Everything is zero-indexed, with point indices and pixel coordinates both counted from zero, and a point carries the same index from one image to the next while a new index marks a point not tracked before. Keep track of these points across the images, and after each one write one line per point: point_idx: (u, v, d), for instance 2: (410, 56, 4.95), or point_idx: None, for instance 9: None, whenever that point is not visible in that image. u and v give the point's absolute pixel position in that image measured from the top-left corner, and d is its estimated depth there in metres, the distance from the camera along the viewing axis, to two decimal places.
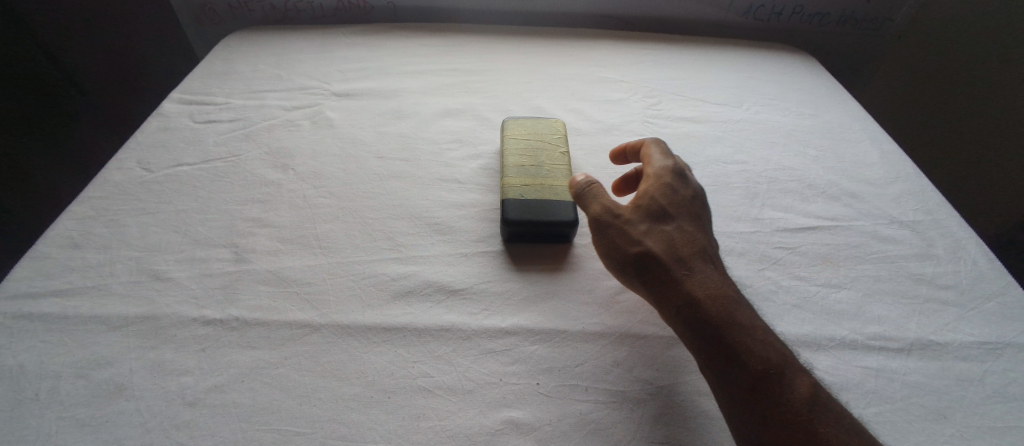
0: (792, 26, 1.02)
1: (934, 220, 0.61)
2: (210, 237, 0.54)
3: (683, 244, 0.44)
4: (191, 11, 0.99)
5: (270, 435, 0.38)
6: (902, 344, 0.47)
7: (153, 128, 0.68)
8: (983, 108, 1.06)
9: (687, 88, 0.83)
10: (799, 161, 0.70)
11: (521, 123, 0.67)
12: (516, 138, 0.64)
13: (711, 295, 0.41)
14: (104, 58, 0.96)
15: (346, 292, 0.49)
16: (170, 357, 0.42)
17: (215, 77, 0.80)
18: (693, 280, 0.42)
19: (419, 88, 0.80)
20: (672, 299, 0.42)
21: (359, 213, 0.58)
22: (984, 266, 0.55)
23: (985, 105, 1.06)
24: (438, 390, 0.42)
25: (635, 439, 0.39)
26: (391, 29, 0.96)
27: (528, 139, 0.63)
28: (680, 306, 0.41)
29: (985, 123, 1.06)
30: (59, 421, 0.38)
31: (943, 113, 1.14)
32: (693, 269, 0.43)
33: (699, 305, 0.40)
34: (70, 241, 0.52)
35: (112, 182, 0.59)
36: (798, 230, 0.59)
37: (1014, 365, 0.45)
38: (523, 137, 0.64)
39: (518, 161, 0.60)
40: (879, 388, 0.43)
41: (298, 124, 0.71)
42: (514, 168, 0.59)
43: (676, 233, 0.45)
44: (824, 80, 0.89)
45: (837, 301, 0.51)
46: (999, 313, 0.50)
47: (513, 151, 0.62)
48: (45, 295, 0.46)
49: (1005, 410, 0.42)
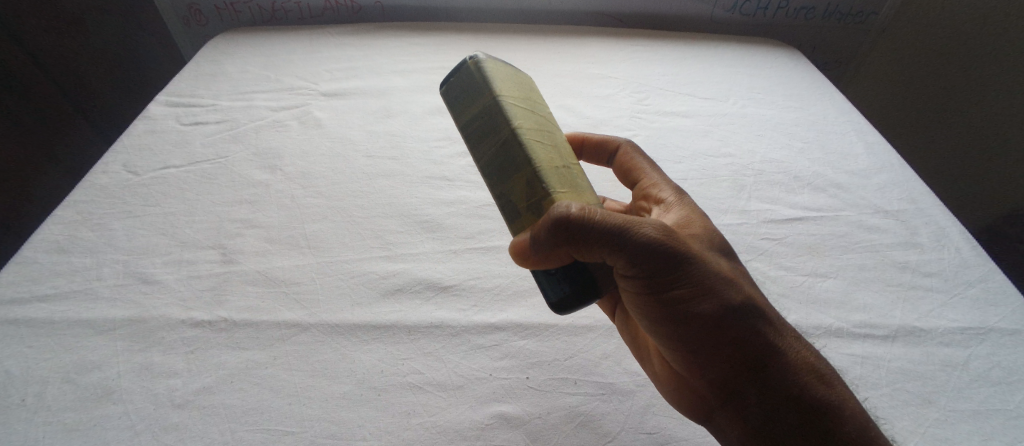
0: (777, 20, 1.03)
1: (918, 209, 0.62)
2: (198, 239, 0.53)
3: (744, 280, 0.37)
4: (176, 15, 1.02)
5: (259, 435, 0.38)
6: (887, 331, 0.48)
7: (140, 131, 0.68)
8: (982, 86, 1.04)
9: (675, 83, 0.84)
10: (785, 153, 0.71)
11: (501, 82, 0.39)
12: (523, 109, 0.38)
13: (811, 367, 0.34)
14: (94, 62, 0.91)
15: (335, 290, 0.49)
16: (157, 360, 0.42)
17: (203, 79, 0.80)
18: (787, 340, 0.35)
19: (408, 87, 0.80)
20: (770, 373, 0.34)
21: (347, 213, 0.58)
22: (967, 253, 0.55)
23: (985, 82, 1.04)
24: (427, 386, 0.42)
25: (625, 430, 0.40)
26: (381, 27, 0.96)
27: (535, 112, 0.39)
28: (780, 383, 0.33)
29: (985, 102, 1.05)
30: (47, 426, 0.38)
31: (943, 105, 1.13)
32: (771, 312, 0.36)
33: (809, 387, 0.33)
34: (55, 245, 0.51)
35: (97, 186, 0.59)
36: (785, 221, 0.59)
37: (997, 349, 0.46)
38: (527, 104, 0.39)
39: (551, 158, 0.36)
40: (864, 375, 0.44)
41: (286, 124, 0.71)
42: (555, 169, 0.36)
43: (731, 268, 0.37)
44: (808, 73, 0.90)
45: (822, 290, 0.51)
46: (981, 298, 0.51)
47: (540, 137, 0.37)
48: (31, 301, 0.46)
49: (988, 393, 0.43)
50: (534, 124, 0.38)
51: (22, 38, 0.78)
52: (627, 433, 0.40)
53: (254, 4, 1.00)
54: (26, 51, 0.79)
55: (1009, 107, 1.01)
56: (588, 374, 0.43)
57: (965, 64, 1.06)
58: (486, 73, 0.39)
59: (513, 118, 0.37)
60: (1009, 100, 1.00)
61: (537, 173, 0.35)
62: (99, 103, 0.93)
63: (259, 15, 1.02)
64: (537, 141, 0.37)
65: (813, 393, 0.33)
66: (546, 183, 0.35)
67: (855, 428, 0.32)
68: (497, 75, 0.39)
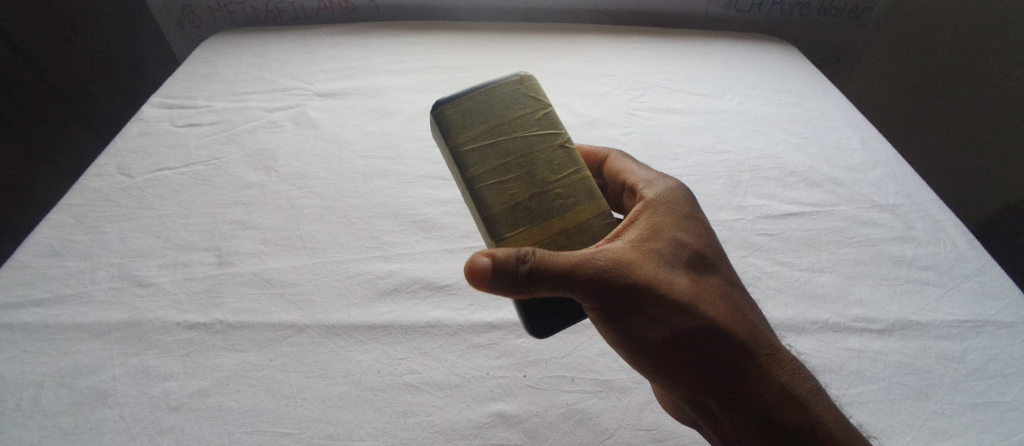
0: (772, 16, 1.03)
1: (915, 204, 0.62)
2: (193, 241, 0.53)
3: (711, 297, 0.35)
4: (171, 16, 1.03)
5: (255, 437, 0.38)
6: (884, 325, 0.48)
7: (134, 133, 0.68)
8: (978, 84, 1.04)
9: (671, 79, 0.84)
10: (781, 148, 0.71)
11: (462, 120, 0.39)
12: (480, 149, 0.38)
13: (781, 388, 0.33)
14: (88, 65, 0.91)
15: (331, 291, 0.48)
16: (154, 362, 0.42)
17: (197, 80, 0.79)
18: (757, 359, 0.34)
19: (403, 87, 0.80)
20: (741, 398, 0.33)
21: (343, 213, 0.57)
22: (964, 247, 0.55)
23: (980, 80, 1.04)
24: (425, 385, 0.42)
25: (622, 427, 0.40)
26: (375, 27, 0.96)
27: (503, 139, 0.39)
28: (749, 406, 0.33)
29: (982, 99, 1.04)
30: (42, 431, 0.37)
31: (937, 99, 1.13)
32: (742, 330, 0.34)
33: (777, 409, 0.33)
34: (48, 249, 0.51)
35: (91, 189, 0.58)
36: (781, 217, 0.59)
37: (994, 342, 0.46)
38: (491, 135, 0.39)
39: (507, 200, 0.38)
40: (861, 369, 0.44)
41: (281, 125, 0.71)
42: (509, 211, 0.38)
43: (697, 285, 0.35)
44: (804, 68, 0.90)
45: (820, 285, 0.51)
46: (978, 291, 0.51)
47: (499, 176, 0.38)
48: (24, 305, 0.46)
49: (985, 386, 0.43)
50: (496, 161, 0.38)
51: (16, 42, 0.78)
52: (625, 431, 0.40)
53: (248, 5, 0.99)
54: (20, 54, 0.78)
55: (1004, 100, 1.01)
56: (585, 372, 0.43)
57: (961, 58, 1.06)
58: (443, 118, 0.38)
59: (468, 169, 0.38)
60: (1005, 92, 1.00)
61: (490, 221, 0.38)
62: (93, 106, 0.93)
63: (253, 16, 1.02)
64: (495, 185, 0.38)
65: (782, 416, 0.33)
66: (496, 232, 0.37)
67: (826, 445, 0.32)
68: (458, 111, 0.39)
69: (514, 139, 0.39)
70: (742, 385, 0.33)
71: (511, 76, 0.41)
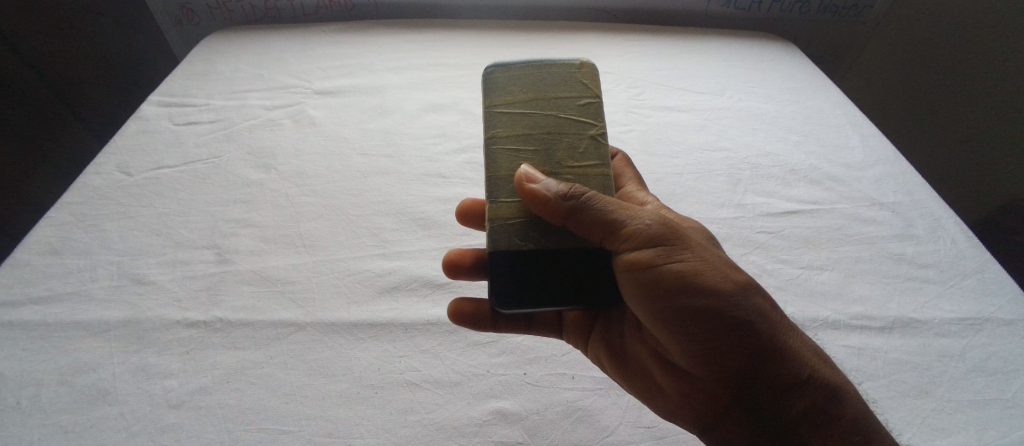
0: (772, 14, 1.03)
1: (914, 201, 0.62)
2: (193, 240, 0.53)
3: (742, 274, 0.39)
4: (170, 13, 1.03)
5: (255, 435, 0.38)
6: (884, 323, 0.48)
7: (132, 131, 0.68)
8: (983, 82, 1.04)
9: (670, 77, 0.84)
10: (781, 146, 0.71)
11: (504, 90, 0.46)
12: (510, 113, 0.45)
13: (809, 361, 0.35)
14: (87, 63, 0.91)
15: (331, 289, 0.48)
16: (153, 361, 0.42)
17: (196, 78, 0.79)
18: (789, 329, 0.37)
19: (403, 85, 0.80)
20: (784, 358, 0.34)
21: (343, 211, 0.57)
22: (963, 245, 0.55)
23: (986, 78, 1.03)
24: (425, 383, 0.42)
25: (622, 425, 0.40)
26: (374, 25, 0.95)
27: (534, 112, 0.45)
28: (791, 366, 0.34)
29: (988, 99, 1.04)
30: (41, 428, 0.37)
31: (938, 98, 1.13)
32: (776, 306, 0.36)
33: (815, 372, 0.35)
34: (48, 247, 0.51)
35: (90, 187, 0.58)
36: (781, 214, 0.59)
37: (993, 340, 0.46)
38: (524, 104, 0.46)
39: (515, 165, 0.43)
40: (860, 366, 0.44)
41: (280, 123, 0.71)
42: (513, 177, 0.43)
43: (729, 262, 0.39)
44: (804, 66, 0.90)
45: (819, 282, 0.51)
46: (977, 289, 0.51)
47: (516, 142, 0.44)
48: (23, 304, 0.46)
49: (985, 383, 0.43)
50: (520, 128, 0.44)
51: (14, 40, 0.77)
52: (626, 428, 0.40)
53: (247, 3, 0.99)
54: (18, 52, 0.78)
55: (1006, 101, 1.01)
56: (585, 370, 0.43)
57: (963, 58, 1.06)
58: (491, 83, 0.47)
59: (493, 128, 0.45)
60: (1007, 92, 1.00)
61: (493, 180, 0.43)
62: (92, 104, 0.93)
63: (252, 14, 1.02)
64: (510, 148, 0.44)
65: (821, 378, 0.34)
66: (492, 194, 0.42)
67: (849, 422, 0.33)
68: (505, 81, 0.47)
69: (541, 116, 0.45)
70: (777, 353, 0.34)
71: (563, 67, 0.48)
